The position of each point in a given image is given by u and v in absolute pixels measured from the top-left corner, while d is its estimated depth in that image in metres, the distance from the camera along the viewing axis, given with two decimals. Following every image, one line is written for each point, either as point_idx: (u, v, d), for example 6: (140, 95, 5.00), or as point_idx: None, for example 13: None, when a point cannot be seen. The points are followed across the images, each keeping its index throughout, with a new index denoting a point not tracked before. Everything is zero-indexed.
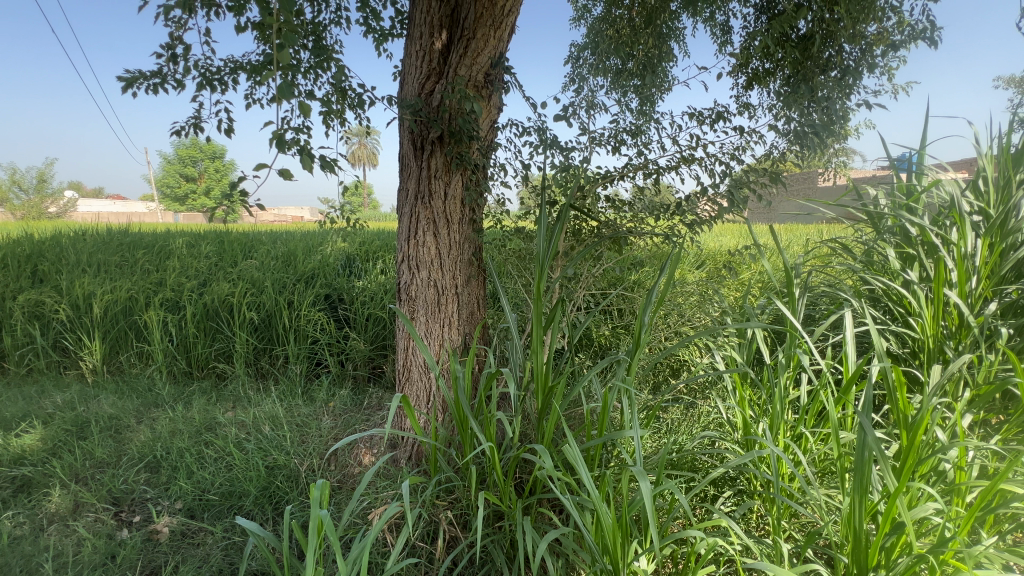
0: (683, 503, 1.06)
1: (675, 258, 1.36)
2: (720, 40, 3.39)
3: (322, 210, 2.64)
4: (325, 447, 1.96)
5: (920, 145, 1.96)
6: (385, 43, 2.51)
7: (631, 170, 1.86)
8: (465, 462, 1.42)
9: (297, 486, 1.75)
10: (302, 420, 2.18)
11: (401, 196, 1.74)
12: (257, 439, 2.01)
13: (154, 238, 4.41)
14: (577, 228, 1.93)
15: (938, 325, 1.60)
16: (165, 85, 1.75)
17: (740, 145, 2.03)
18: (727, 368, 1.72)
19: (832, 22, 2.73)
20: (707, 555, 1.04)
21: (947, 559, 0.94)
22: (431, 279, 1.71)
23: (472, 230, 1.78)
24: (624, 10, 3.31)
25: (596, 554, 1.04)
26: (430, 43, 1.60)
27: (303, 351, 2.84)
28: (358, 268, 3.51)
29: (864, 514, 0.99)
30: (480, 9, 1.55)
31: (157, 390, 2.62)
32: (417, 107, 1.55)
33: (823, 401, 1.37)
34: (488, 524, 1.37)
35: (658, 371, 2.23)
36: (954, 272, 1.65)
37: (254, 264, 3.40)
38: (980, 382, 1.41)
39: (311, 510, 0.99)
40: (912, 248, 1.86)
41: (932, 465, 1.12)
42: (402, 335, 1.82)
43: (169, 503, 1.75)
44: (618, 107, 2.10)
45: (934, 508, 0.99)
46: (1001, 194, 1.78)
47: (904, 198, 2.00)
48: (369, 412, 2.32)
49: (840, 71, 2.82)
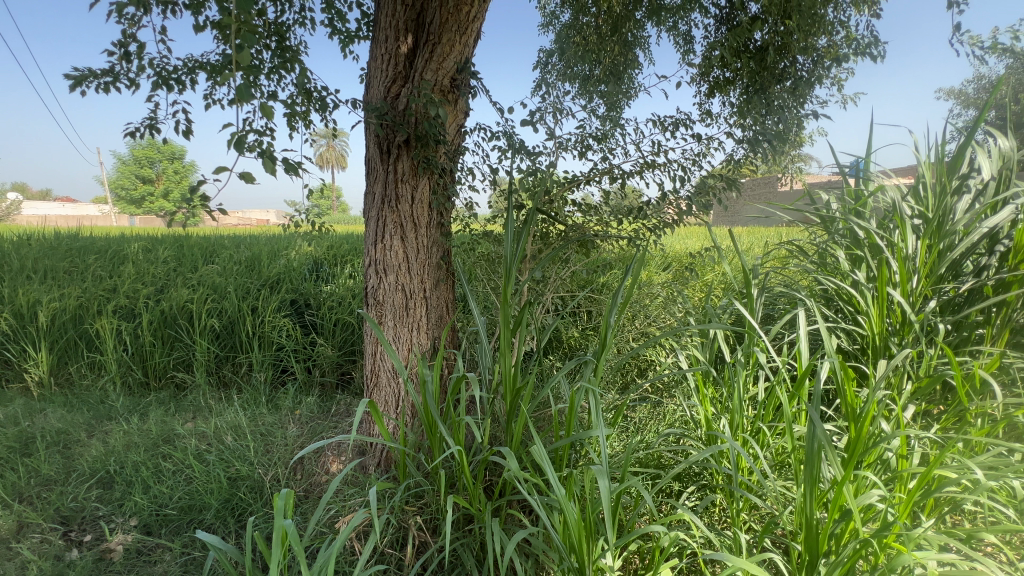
0: (646, 499, 1.09)
1: (638, 261, 1.40)
2: (683, 49, 3.50)
3: (288, 213, 2.59)
4: (291, 456, 1.91)
5: (866, 153, 2.08)
6: (351, 44, 2.48)
7: (597, 175, 1.90)
8: (434, 466, 1.41)
9: (261, 497, 1.70)
10: (267, 428, 2.13)
11: (367, 200, 1.73)
12: (218, 450, 1.95)
13: (106, 243, 4.20)
14: (544, 231, 1.95)
15: (884, 322, 1.70)
16: (118, 84, 1.68)
17: (700, 152, 2.11)
18: (690, 367, 1.77)
19: (786, 34, 2.86)
20: (670, 549, 1.07)
21: (889, 543, 1.00)
22: (398, 284, 1.70)
23: (439, 234, 1.78)
24: (591, 17, 3.38)
25: (563, 552, 1.06)
26: (395, 47, 1.60)
27: (268, 358, 2.76)
28: (325, 272, 3.44)
29: (815, 503, 1.04)
30: (445, 14, 1.56)
31: (110, 402, 2.50)
32: (382, 111, 1.54)
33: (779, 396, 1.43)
34: (458, 528, 1.36)
35: (626, 371, 2.27)
36: (896, 272, 1.76)
37: (215, 269, 3.29)
38: (920, 376, 1.51)
39: (275, 521, 0.96)
40: (859, 250, 1.97)
41: (877, 455, 1.19)
42: (370, 340, 1.80)
43: (123, 521, 1.67)
44: (583, 112, 2.14)
45: (878, 495, 1.06)
46: (938, 199, 1.91)
47: (853, 203, 2.12)
48: (336, 419, 2.28)
49: (794, 81, 2.96)
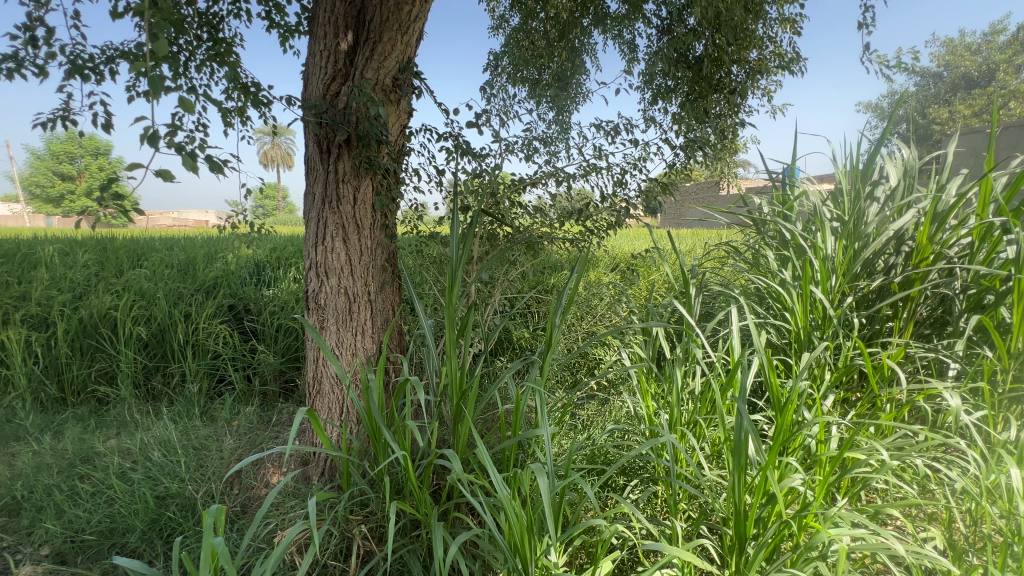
0: (588, 495, 1.12)
1: (580, 263, 1.44)
2: (628, 57, 3.62)
3: (228, 214, 2.45)
4: (227, 470, 1.81)
5: (791, 160, 2.23)
6: (292, 39, 2.40)
7: (542, 178, 1.93)
8: (379, 473, 1.38)
9: (193, 515, 1.60)
10: (201, 442, 2.00)
11: (308, 200, 1.67)
12: (145, 467, 1.82)
13: (17, 246, 3.83)
14: (492, 233, 1.96)
15: (807, 317, 1.82)
16: (23, 71, 1.54)
17: (641, 156, 2.18)
18: (633, 364, 1.83)
19: (722, 47, 3.03)
20: (611, 542, 1.10)
21: (808, 523, 1.08)
22: (341, 287, 1.65)
23: (384, 236, 1.75)
24: (539, 22, 3.44)
25: (506, 552, 1.06)
26: (335, 43, 1.56)
27: (203, 367, 2.61)
28: (267, 276, 3.29)
29: (742, 490, 1.10)
30: (385, 12, 1.53)
31: (18, 420, 2.27)
32: (320, 109, 1.50)
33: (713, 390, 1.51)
34: (403, 535, 1.34)
35: (574, 369, 2.31)
36: (818, 271, 1.89)
37: (143, 273, 3.07)
38: (838, 366, 1.63)
39: (204, 538, 0.91)
40: (786, 250, 2.11)
41: (799, 442, 1.28)
42: (312, 345, 1.74)
43: (33, 550, 1.52)
44: (530, 115, 2.17)
45: (798, 479, 1.13)
46: (853, 204, 2.08)
47: (780, 206, 2.27)
48: (278, 429, 2.18)
49: (729, 91, 3.14)
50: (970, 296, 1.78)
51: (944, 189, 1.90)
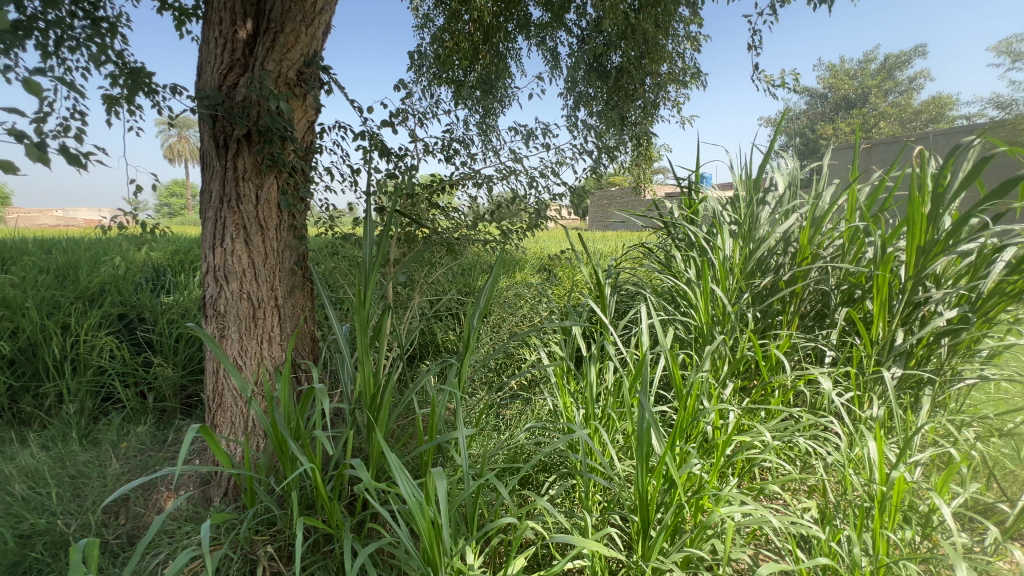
0: (499, 493, 1.12)
1: (496, 264, 1.45)
2: (551, 64, 3.72)
3: (121, 214, 2.19)
4: (110, 498, 1.62)
5: (696, 168, 2.40)
6: (188, 23, 2.21)
7: (461, 179, 1.93)
8: (286, 488, 1.30)
9: (66, 552, 1.42)
10: (79, 469, 1.78)
11: (204, 199, 1.55)
12: (5, 502, 1.58)
13: None
14: (410, 234, 1.92)
15: (710, 313, 1.97)
16: None
17: (559, 160, 2.25)
18: (552, 363, 1.87)
19: (636, 59, 3.20)
20: (524, 538, 1.11)
21: (704, 503, 1.16)
22: (243, 292, 1.55)
23: (292, 237, 1.66)
24: (464, 25, 3.45)
25: (416, 560, 1.04)
26: (232, 31, 1.46)
27: (85, 385, 2.32)
28: (167, 281, 3.00)
29: (645, 477, 1.16)
30: (287, 1, 1.46)
31: None
32: (214, 100, 1.39)
33: (624, 385, 1.58)
34: (312, 552, 1.27)
35: (497, 370, 2.33)
36: (717, 270, 2.06)
37: (9, 279, 2.67)
38: (734, 357, 1.78)
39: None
40: (692, 251, 2.27)
41: (698, 429, 1.37)
42: (211, 355, 1.61)
43: None
44: (450, 116, 2.16)
45: (696, 463, 1.22)
46: (748, 209, 2.28)
47: (687, 210, 2.44)
48: (176, 449, 1.99)
49: (644, 102, 3.32)
50: (843, 291, 2.02)
51: (821, 196, 2.14)
